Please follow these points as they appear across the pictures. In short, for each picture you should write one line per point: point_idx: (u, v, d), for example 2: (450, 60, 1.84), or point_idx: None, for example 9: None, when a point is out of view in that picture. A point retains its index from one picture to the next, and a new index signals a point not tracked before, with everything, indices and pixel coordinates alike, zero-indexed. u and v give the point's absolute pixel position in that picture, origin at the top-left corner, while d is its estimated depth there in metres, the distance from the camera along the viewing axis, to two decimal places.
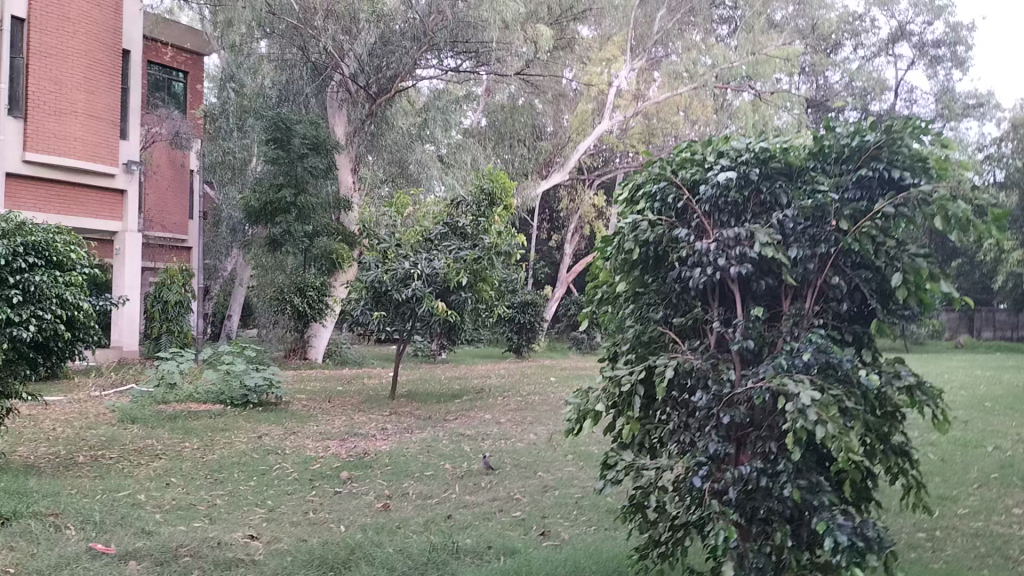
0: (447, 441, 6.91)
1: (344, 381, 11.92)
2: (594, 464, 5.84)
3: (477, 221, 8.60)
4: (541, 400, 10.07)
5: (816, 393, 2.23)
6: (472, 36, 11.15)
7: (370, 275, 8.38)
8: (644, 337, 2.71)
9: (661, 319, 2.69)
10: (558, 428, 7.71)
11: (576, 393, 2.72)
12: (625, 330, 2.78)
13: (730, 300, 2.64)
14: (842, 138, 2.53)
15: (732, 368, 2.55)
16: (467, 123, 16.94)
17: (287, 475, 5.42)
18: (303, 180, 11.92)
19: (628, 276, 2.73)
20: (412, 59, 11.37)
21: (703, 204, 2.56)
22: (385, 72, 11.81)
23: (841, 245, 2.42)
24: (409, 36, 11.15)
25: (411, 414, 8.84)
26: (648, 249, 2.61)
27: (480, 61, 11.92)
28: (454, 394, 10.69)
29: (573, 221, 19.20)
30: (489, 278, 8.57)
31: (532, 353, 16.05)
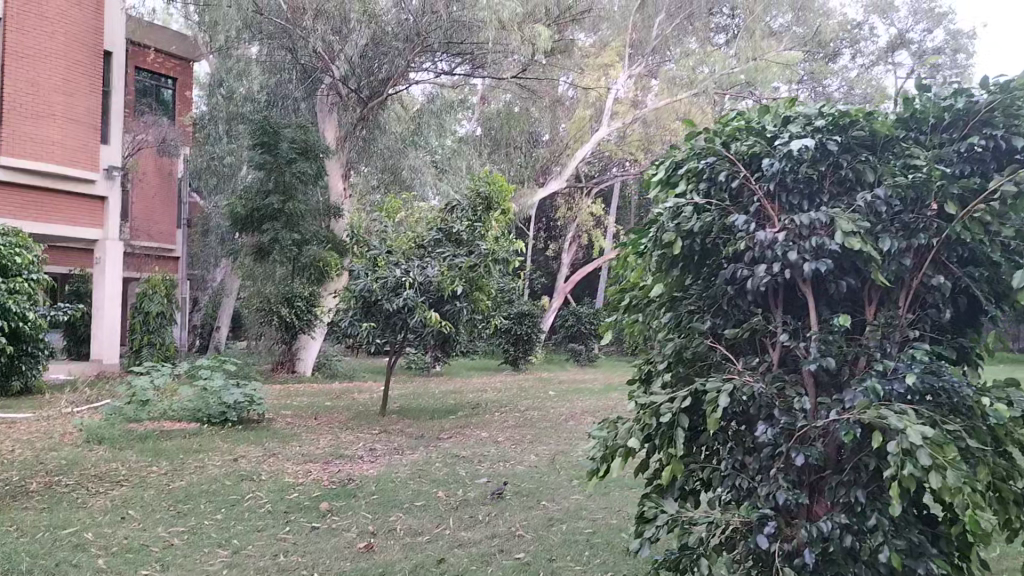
0: (440, 464, 6.33)
1: (332, 395, 11.32)
2: (603, 490, 5.27)
3: (472, 227, 8.02)
4: (540, 416, 9.49)
5: (930, 430, 1.67)
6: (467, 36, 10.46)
7: (359, 284, 7.76)
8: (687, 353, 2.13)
9: (709, 331, 2.11)
10: (560, 448, 7.13)
11: (600, 424, 2.16)
12: (661, 344, 2.21)
13: (797, 307, 2.08)
14: (942, 99, 1.98)
15: (805, 393, 1.99)
16: (462, 130, 16.39)
17: (260, 507, 4.84)
18: (291, 186, 11.26)
19: (667, 276, 2.16)
20: (405, 61, 10.72)
21: (764, 184, 2.00)
22: (377, 74, 11.24)
23: (946, 234, 1.87)
24: (401, 37, 10.41)
25: (402, 432, 8.28)
26: (692, 241, 2.05)
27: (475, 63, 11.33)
28: (448, 409, 10.11)
29: (570, 230, 18.65)
30: (485, 286, 8.01)
31: (528, 366, 15.47)
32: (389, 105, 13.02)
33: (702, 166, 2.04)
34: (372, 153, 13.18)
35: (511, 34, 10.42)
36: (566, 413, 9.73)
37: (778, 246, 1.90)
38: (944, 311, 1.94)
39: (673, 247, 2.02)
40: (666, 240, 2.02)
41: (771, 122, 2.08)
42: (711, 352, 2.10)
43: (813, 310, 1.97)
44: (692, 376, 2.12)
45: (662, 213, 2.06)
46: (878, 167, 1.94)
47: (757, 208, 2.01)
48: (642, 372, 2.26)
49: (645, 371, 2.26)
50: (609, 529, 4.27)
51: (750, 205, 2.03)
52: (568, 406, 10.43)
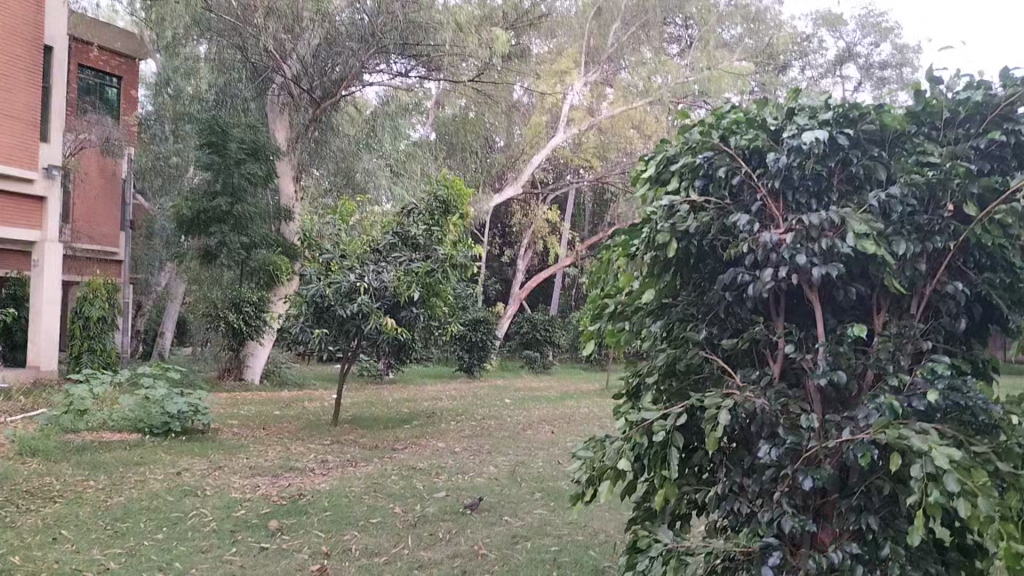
0: (396, 477, 6.10)
1: (282, 404, 10.97)
2: (567, 504, 5.09)
3: (430, 232, 7.77)
4: (497, 425, 9.29)
5: (958, 454, 1.51)
6: (423, 38, 10.14)
7: (311, 288, 7.50)
8: (680, 365, 1.95)
9: (705, 341, 1.94)
10: (519, 459, 6.94)
11: (585, 443, 1.96)
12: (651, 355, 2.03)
13: (800, 315, 1.91)
14: (956, 92, 1.83)
15: (810, 411, 1.82)
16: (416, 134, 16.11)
17: (204, 526, 4.55)
18: (240, 187, 10.91)
19: (658, 281, 1.98)
20: (359, 62, 10.43)
21: (768, 181, 1.82)
22: (330, 74, 10.93)
23: (965, 238, 1.72)
24: (355, 37, 10.12)
25: (356, 443, 8.01)
26: (686, 242, 1.87)
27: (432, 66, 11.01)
28: (402, 418, 9.86)
29: (525, 236, 18.50)
30: (443, 292, 7.83)
31: (483, 374, 15.25)
32: (342, 106, 12.71)
33: (700, 161, 1.86)
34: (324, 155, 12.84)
35: (468, 37, 10.22)
36: (523, 422, 9.54)
37: (786, 249, 1.72)
38: (960, 321, 1.78)
39: (668, 250, 1.83)
40: (661, 242, 1.84)
41: (774, 114, 1.90)
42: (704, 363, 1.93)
43: (819, 321, 1.80)
44: (685, 390, 1.95)
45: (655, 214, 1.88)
46: (891, 165, 1.78)
47: (759, 207, 1.84)
48: (630, 385, 2.08)
49: (633, 384, 2.08)
50: (575, 546, 4.09)
51: (752, 203, 1.85)
52: (525, 414, 10.25)
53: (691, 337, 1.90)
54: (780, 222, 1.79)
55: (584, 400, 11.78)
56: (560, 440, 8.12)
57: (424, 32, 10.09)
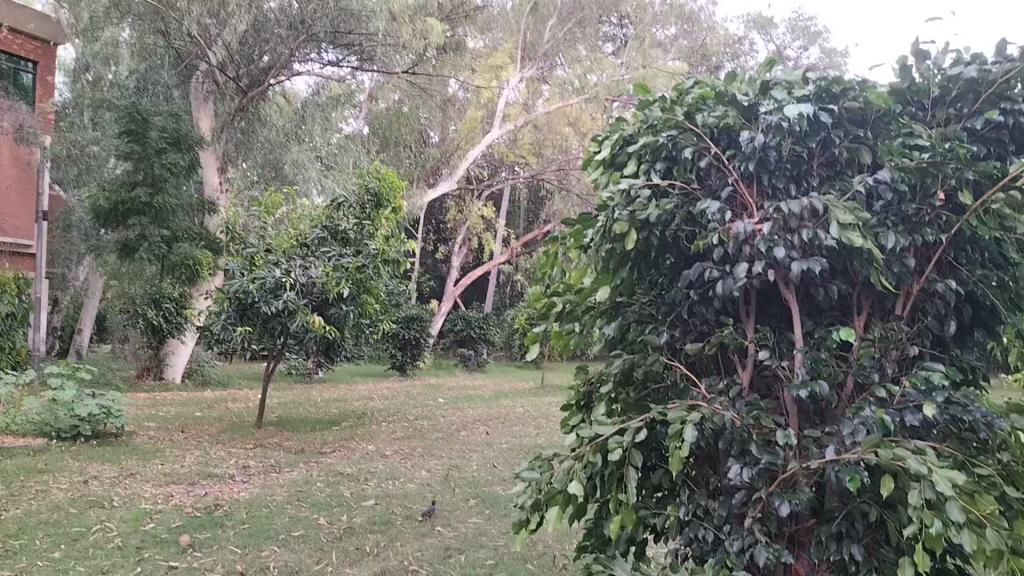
0: (321, 484, 5.77)
1: (204, 405, 10.48)
2: (503, 512, 4.86)
3: (360, 226, 7.45)
4: (430, 426, 9.01)
5: (963, 478, 1.30)
6: (356, 27, 9.76)
7: (234, 283, 7.06)
8: (639, 373, 1.72)
9: (666, 344, 1.71)
10: (452, 462, 6.68)
11: (531, 462, 1.72)
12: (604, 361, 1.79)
13: (772, 316, 1.70)
14: (947, 69, 1.64)
15: (786, 423, 1.61)
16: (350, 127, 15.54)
17: (107, 542, 4.15)
18: (162, 178, 10.16)
19: (612, 278, 1.74)
20: (287, 51, 9.98)
21: (740, 164, 1.60)
22: (258, 61, 10.47)
23: (960, 228, 1.52)
24: (284, 24, 9.66)
25: (280, 446, 7.65)
26: (646, 235, 1.64)
27: (363, 58, 10.62)
28: (331, 419, 9.49)
29: (460, 233, 18.21)
30: (374, 290, 7.52)
31: (416, 372, 14.91)
32: (271, 96, 12.24)
33: (664, 140, 1.63)
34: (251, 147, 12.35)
35: (402, 27, 9.89)
36: (457, 423, 9.28)
37: (763, 241, 1.50)
38: (949, 323, 1.58)
39: (627, 241, 1.60)
40: (619, 232, 1.60)
41: (746, 89, 1.68)
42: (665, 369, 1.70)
43: (797, 323, 1.59)
44: (644, 401, 1.72)
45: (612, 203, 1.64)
46: (879, 148, 1.57)
47: (730, 193, 1.61)
48: (581, 394, 1.85)
49: (584, 394, 1.84)
50: (512, 558, 3.87)
51: (722, 189, 1.63)
52: (459, 414, 10.00)
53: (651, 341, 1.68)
54: (753, 212, 1.57)
55: (518, 399, 11.58)
56: (495, 442, 7.88)
57: (356, 21, 9.72)
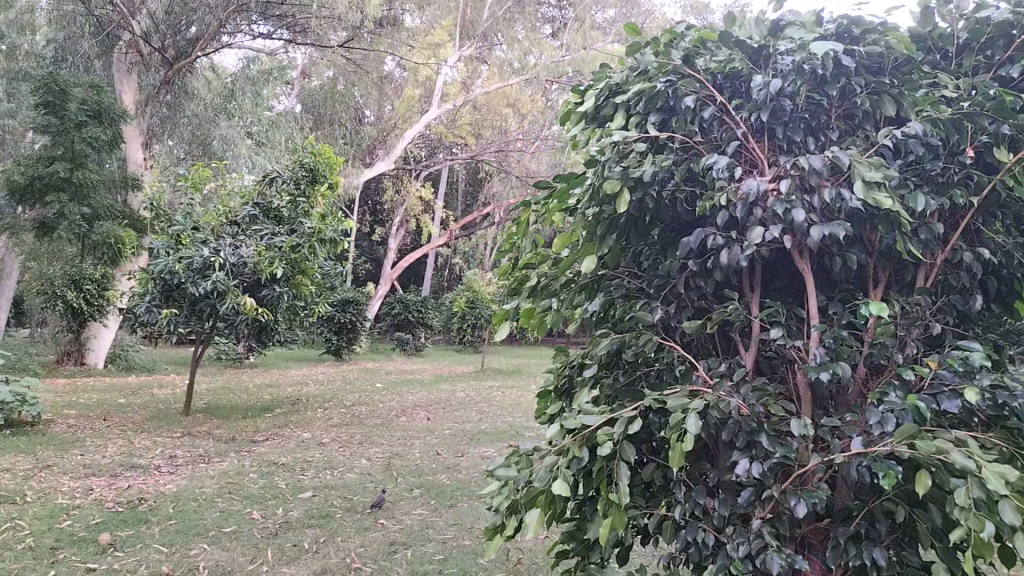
0: (255, 475, 5.45)
1: (128, 392, 9.97)
2: (448, 503, 4.62)
3: (295, 204, 7.12)
4: (368, 412, 8.72)
5: (1017, 474, 1.12)
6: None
7: (159, 263, 6.54)
8: (629, 353, 1.51)
9: (660, 321, 1.50)
10: (394, 450, 6.42)
11: (508, 458, 1.50)
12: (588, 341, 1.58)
13: (778, 289, 1.50)
14: (973, 14, 1.45)
15: (796, 410, 1.42)
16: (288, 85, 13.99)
17: (18, 542, 3.78)
18: (82, 153, 9.32)
19: (600, 245, 1.52)
20: (216, 21, 9.41)
21: (748, 114, 1.39)
22: (184, 32, 9.72)
23: (993, 189, 1.34)
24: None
25: (210, 435, 7.29)
26: (640, 197, 1.43)
27: (297, 31, 10.11)
28: (264, 406, 9.11)
29: (397, 214, 17.82)
30: (309, 270, 7.21)
31: (352, 356, 14.53)
32: (198, 68, 11.62)
33: (662, 87, 1.41)
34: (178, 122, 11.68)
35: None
36: (396, 408, 9.01)
37: (780, 201, 1.30)
38: (975, 298, 1.41)
39: (619, 203, 1.38)
40: (610, 192, 1.38)
41: (752, 30, 1.47)
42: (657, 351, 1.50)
43: (813, 297, 1.39)
44: (634, 386, 1.52)
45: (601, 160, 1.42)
46: (903, 98, 1.38)
47: (738, 148, 1.40)
48: (561, 378, 1.64)
49: (564, 378, 1.63)
50: (463, 552, 3.66)
51: (728, 144, 1.42)
52: (398, 400, 9.71)
53: (643, 319, 1.47)
54: (764, 170, 1.37)
55: (458, 383, 11.34)
56: (436, 428, 7.63)
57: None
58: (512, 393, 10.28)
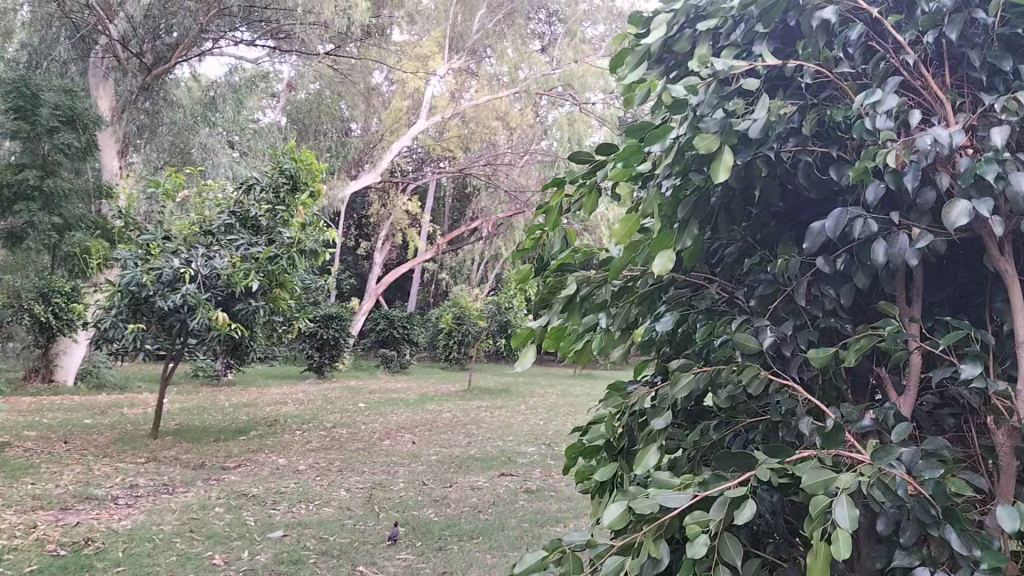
0: (221, 509, 4.91)
1: (95, 411, 9.37)
2: (436, 546, 4.09)
3: (273, 212, 6.58)
4: (350, 434, 8.19)
5: None
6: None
7: (125, 275, 6.01)
8: (726, 394, 1.01)
9: (772, 348, 1.00)
10: (376, 479, 5.89)
11: (550, 553, 0.99)
12: (661, 382, 1.07)
13: (940, 301, 1.01)
14: None
15: (985, 485, 0.93)
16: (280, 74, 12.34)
17: None
18: (54, 161, 8.60)
19: (685, 235, 1.01)
20: (197, 26, 8.73)
21: (919, 35, 0.90)
22: (165, 36, 9.07)
23: None
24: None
25: (177, 460, 6.75)
26: (749, 163, 0.94)
27: (280, 40, 9.46)
28: (239, 427, 8.55)
29: (382, 228, 17.29)
30: (288, 283, 6.70)
31: (335, 374, 13.94)
32: (176, 74, 11.02)
33: None
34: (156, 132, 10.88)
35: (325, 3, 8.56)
36: (379, 431, 8.45)
37: (987, 162, 0.81)
38: None
39: (717, 169, 0.90)
40: (702, 151, 0.91)
41: None
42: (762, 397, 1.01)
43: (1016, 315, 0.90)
44: (730, 442, 1.02)
45: (684, 111, 0.95)
46: None
47: (902, 87, 0.92)
48: (617, 431, 1.13)
49: (620, 431, 1.12)
50: None
51: (888, 79, 0.93)
52: (381, 421, 9.18)
53: (741, 351, 0.99)
54: (948, 116, 0.88)
55: (444, 403, 10.78)
56: (421, 453, 7.09)
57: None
58: (502, 414, 9.74)
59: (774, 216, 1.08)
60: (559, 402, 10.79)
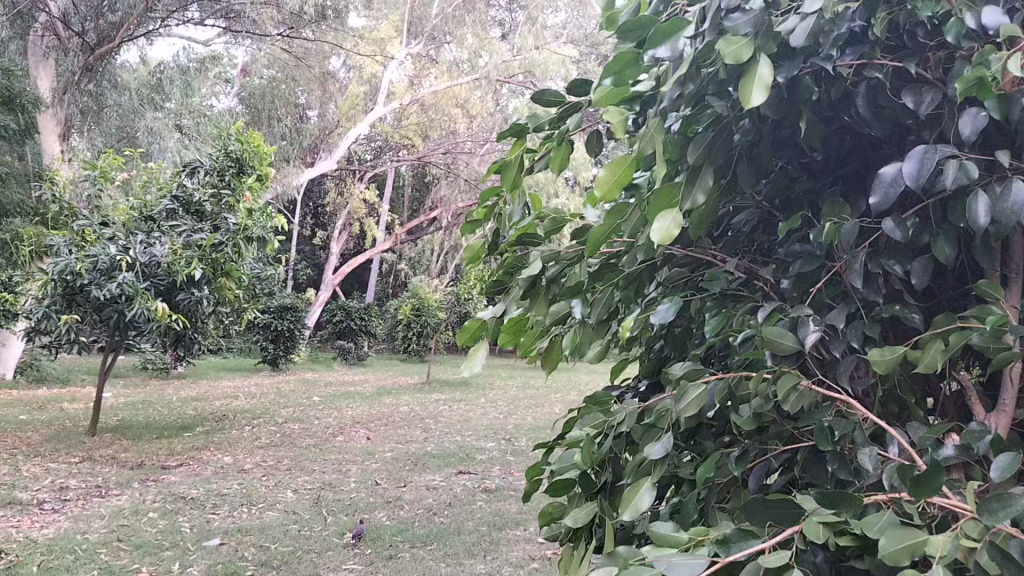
0: (154, 515, 4.53)
1: (32, 406, 8.86)
2: (386, 555, 3.77)
3: (218, 197, 6.19)
4: (302, 431, 7.81)
5: None
6: None
7: (58, 263, 5.52)
8: (757, 408, 0.72)
9: (820, 340, 0.71)
10: (326, 479, 5.54)
11: None
12: (663, 394, 0.77)
13: None
14: None
15: None
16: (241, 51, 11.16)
17: None
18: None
19: (700, 186, 0.72)
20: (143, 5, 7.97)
21: None
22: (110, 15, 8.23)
23: None
24: None
25: (115, 460, 6.33)
26: (793, 83, 0.66)
27: (232, 22, 8.92)
28: (185, 424, 8.11)
29: (340, 218, 16.82)
30: (234, 272, 6.30)
31: (289, 366, 13.48)
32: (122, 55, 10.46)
33: None
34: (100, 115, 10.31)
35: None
36: (333, 426, 8.09)
37: None
38: None
39: (751, 87, 0.62)
40: (728, 59, 0.63)
41: None
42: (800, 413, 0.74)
43: None
44: (759, 471, 0.73)
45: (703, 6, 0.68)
46: None
47: None
48: (601, 461, 0.82)
49: (609, 461, 0.82)
50: None
51: None
52: (335, 416, 8.81)
53: (774, 351, 0.71)
54: None
55: (402, 397, 10.43)
56: (376, 450, 6.74)
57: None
58: (461, 407, 9.43)
59: (805, 170, 0.82)
60: (520, 395, 10.51)
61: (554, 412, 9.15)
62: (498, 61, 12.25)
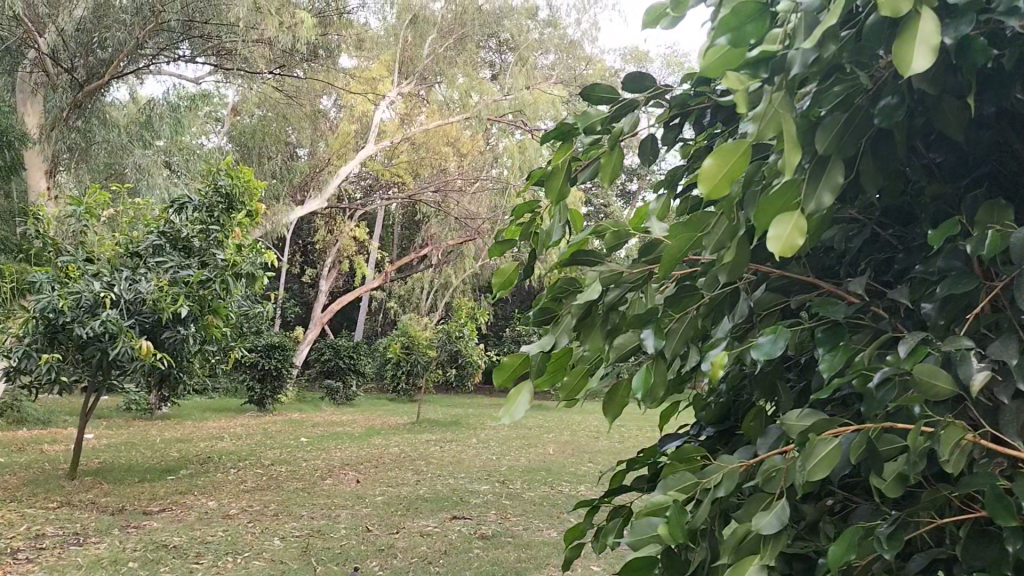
0: (134, 565, 4.29)
1: (12, 448, 8.59)
2: None
3: (206, 232, 5.92)
4: (289, 473, 7.56)
5: None
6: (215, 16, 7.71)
7: (39, 300, 5.32)
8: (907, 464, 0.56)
9: (985, 374, 0.55)
10: (314, 526, 5.31)
11: None
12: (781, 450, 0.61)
13: None
14: None
15: None
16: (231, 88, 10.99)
17: None
18: None
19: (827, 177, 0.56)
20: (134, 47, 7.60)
21: None
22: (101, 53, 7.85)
23: None
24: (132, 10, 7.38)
25: (95, 505, 6.08)
26: (960, 45, 0.52)
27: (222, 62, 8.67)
28: (168, 466, 7.84)
29: (329, 256, 16.63)
30: (223, 309, 6.09)
31: (277, 406, 13.19)
32: (113, 92, 10.30)
33: None
34: (90, 153, 10.12)
35: (267, 18, 7.86)
36: (321, 468, 7.84)
37: None
38: None
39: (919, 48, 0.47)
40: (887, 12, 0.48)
41: None
42: (949, 473, 0.58)
43: None
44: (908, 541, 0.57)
45: None
46: None
47: None
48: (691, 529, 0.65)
49: (700, 534, 0.65)
50: None
51: None
52: (324, 457, 8.55)
53: (927, 395, 0.55)
54: None
55: (391, 437, 10.20)
56: (366, 494, 6.51)
57: (215, 8, 7.62)
58: (452, 448, 9.18)
59: (929, 171, 0.68)
60: (512, 435, 10.28)
61: (548, 452, 8.92)
62: (489, 101, 12.13)
